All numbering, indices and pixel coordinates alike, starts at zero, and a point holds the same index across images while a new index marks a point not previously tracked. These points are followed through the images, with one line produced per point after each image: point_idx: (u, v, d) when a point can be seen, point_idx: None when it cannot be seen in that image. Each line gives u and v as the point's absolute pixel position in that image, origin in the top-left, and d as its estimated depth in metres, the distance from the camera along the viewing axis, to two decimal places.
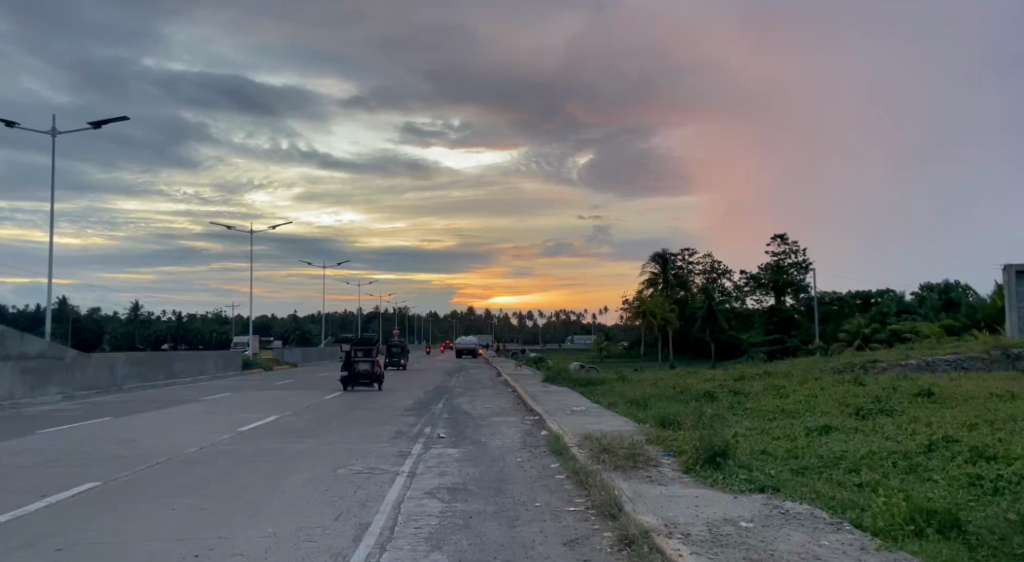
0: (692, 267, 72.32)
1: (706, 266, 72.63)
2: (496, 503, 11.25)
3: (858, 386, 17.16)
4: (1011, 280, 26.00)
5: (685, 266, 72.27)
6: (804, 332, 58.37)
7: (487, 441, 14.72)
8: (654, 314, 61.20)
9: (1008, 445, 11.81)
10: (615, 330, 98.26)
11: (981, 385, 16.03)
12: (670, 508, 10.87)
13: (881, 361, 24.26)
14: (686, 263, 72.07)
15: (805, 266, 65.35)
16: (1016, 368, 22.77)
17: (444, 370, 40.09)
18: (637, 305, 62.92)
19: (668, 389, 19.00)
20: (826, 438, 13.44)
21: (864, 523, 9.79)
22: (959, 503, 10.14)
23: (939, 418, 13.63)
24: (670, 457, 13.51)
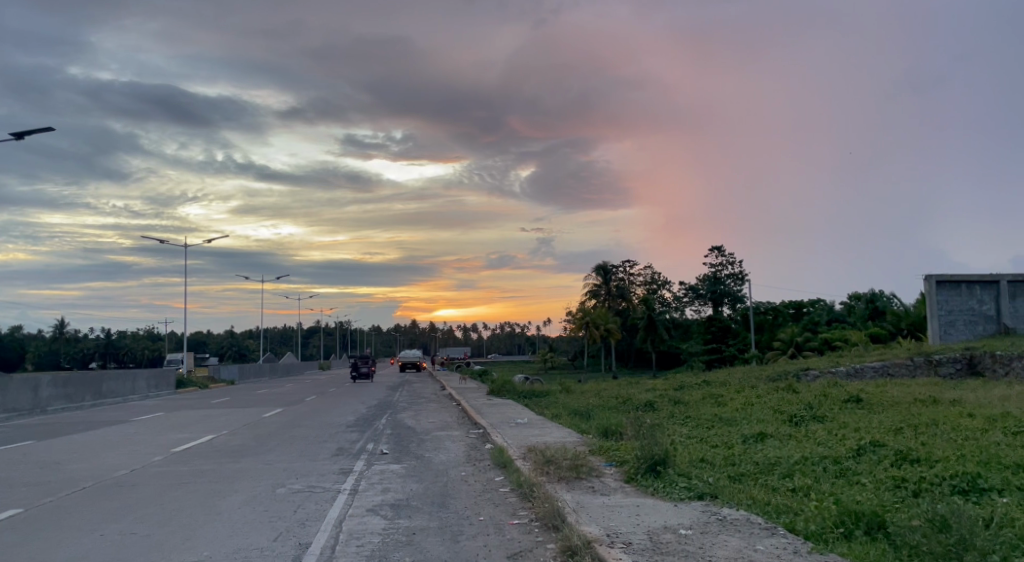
0: (633, 278, 73.61)
1: (647, 277, 74.13)
2: (440, 519, 11.19)
3: (791, 393, 17.67)
4: (931, 289, 27.24)
5: (625, 277, 73.55)
6: (742, 341, 59.70)
7: (431, 455, 14.61)
8: (596, 326, 62.06)
9: (930, 448, 12.38)
10: (558, 339, 98.83)
11: (905, 390, 16.78)
12: (613, 518, 11.04)
13: (813, 370, 25.05)
14: (626, 275, 73.35)
15: (740, 277, 67.42)
16: (937, 373, 23.76)
17: (388, 384, 40.01)
18: (580, 315, 63.46)
19: (611, 398, 19.14)
20: (761, 445, 13.84)
21: (797, 527, 10.22)
22: (885, 504, 10.65)
23: (866, 423, 14.19)
24: (612, 466, 13.70)
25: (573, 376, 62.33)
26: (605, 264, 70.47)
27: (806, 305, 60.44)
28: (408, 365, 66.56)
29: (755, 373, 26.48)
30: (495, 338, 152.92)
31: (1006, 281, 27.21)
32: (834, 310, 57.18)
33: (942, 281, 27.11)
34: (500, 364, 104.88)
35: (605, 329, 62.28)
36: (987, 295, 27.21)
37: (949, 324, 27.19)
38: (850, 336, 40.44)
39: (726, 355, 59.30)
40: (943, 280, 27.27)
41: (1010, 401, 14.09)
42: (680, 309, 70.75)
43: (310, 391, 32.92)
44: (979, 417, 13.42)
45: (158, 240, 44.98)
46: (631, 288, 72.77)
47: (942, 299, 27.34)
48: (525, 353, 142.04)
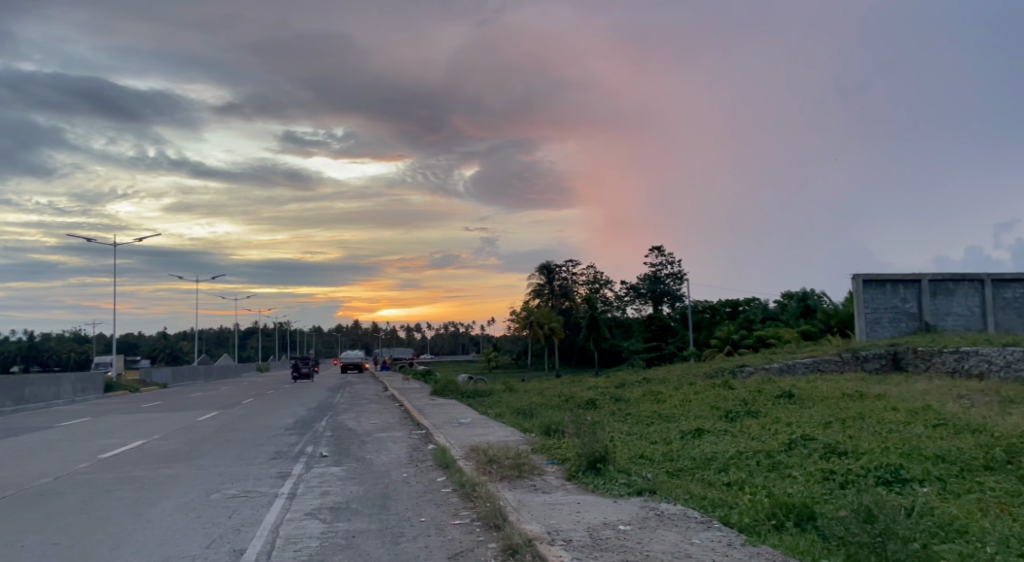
0: (576, 277, 74.51)
1: (589, 277, 75.12)
2: (380, 521, 11.09)
3: (727, 390, 18.12)
4: (858, 288, 28.37)
5: (568, 277, 74.36)
6: (680, 340, 60.60)
7: (372, 457, 14.46)
8: (540, 324, 62.44)
9: (857, 440, 12.89)
10: (503, 339, 98.96)
11: (833, 385, 17.37)
12: (554, 515, 11.14)
13: (748, 366, 25.92)
14: (570, 274, 74.14)
15: (680, 276, 68.88)
16: (864, 369, 24.67)
17: (328, 386, 39.40)
18: (524, 315, 63.72)
19: (553, 397, 19.26)
20: (699, 440, 14.17)
21: (731, 520, 10.52)
22: (814, 496, 11.05)
23: (797, 418, 14.67)
24: (554, 464, 13.81)
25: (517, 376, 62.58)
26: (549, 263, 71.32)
27: (743, 304, 62.20)
28: (349, 366, 65.56)
29: (693, 371, 27.04)
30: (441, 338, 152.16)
31: (927, 280, 28.33)
32: (770, 310, 59.11)
33: (868, 279, 28.25)
34: (445, 365, 104.29)
35: (549, 328, 62.55)
36: (909, 293, 28.33)
37: (875, 320, 28.36)
38: (783, 334, 41.76)
39: (666, 352, 60.30)
40: (869, 280, 28.41)
41: (930, 394, 14.77)
42: (622, 308, 71.81)
43: (247, 394, 32.14)
44: (902, 410, 14.02)
45: (85, 240, 43.24)
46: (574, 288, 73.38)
47: (868, 298, 28.44)
48: (470, 352, 141.92)
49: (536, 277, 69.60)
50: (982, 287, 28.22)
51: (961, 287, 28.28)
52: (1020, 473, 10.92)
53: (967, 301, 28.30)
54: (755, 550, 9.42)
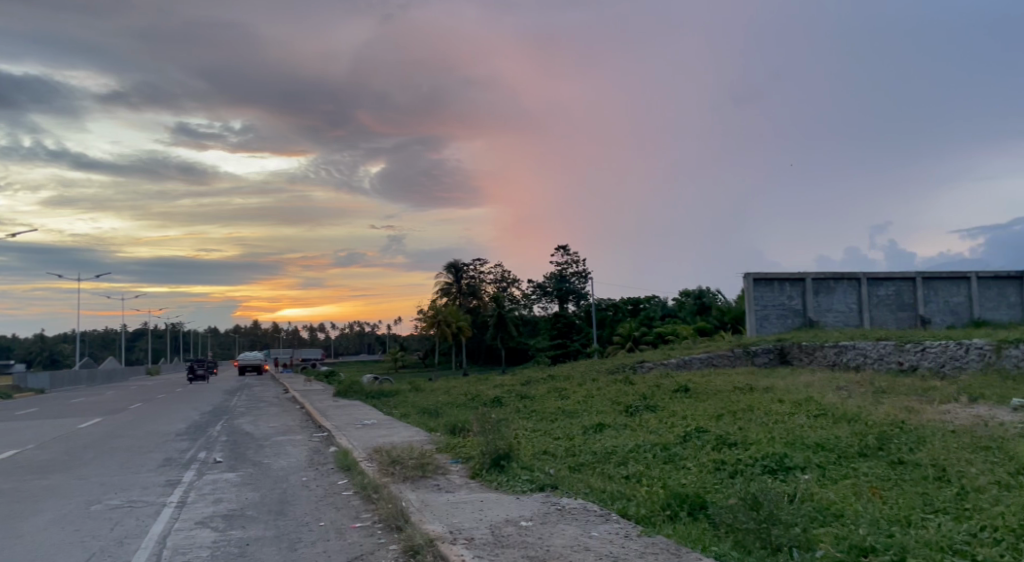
0: (485, 275, 74.88)
1: (498, 275, 75.59)
2: (277, 527, 10.77)
3: (628, 385, 18.63)
4: (749, 286, 30.00)
5: (477, 275, 74.60)
6: (585, 337, 61.99)
7: (270, 461, 14.01)
8: (449, 323, 62.29)
9: (746, 431, 13.54)
10: (411, 338, 98.12)
11: (726, 379, 18.16)
12: (456, 514, 11.13)
13: (648, 361, 27.05)
14: (478, 272, 74.32)
15: (585, 275, 70.48)
16: (754, 363, 25.95)
17: (223, 389, 37.84)
18: (431, 314, 63.29)
19: (459, 396, 19.22)
20: (600, 435, 14.50)
21: (629, 512, 10.82)
22: (706, 485, 11.53)
23: (692, 411, 15.24)
24: (458, 463, 13.79)
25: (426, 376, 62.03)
26: (458, 263, 71.41)
27: (643, 300, 64.44)
28: (249, 368, 63.20)
29: (595, 368, 27.74)
30: (349, 337, 148.84)
31: (811, 278, 29.82)
32: (667, 306, 61.05)
33: (758, 278, 29.91)
34: (346, 364, 102.13)
35: (456, 327, 62.64)
36: (795, 290, 29.94)
37: (764, 316, 30.00)
38: (681, 330, 43.35)
39: (571, 349, 60.87)
40: (759, 278, 30.02)
41: (813, 387, 15.67)
42: (530, 307, 72.33)
43: (134, 399, 30.42)
44: (787, 402, 14.83)
45: None
46: (483, 287, 73.41)
47: (758, 296, 30.12)
48: (379, 351, 139.94)
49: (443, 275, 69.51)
50: (858, 285, 29.71)
51: (840, 285, 29.78)
52: (889, 458, 11.76)
53: (845, 298, 29.77)
54: (650, 540, 9.72)
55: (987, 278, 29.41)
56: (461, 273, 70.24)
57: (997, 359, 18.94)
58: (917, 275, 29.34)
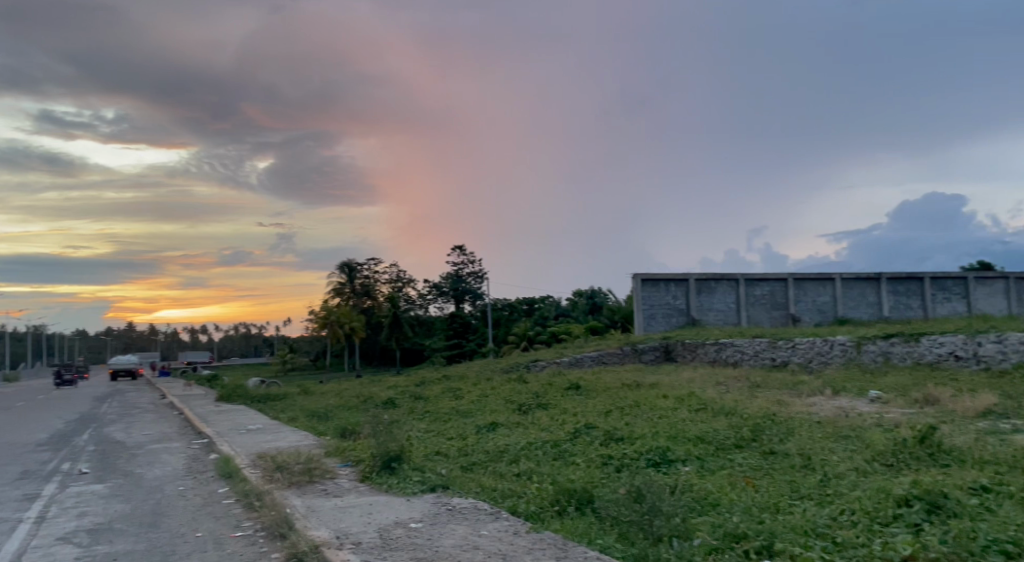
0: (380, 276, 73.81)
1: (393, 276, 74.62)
2: (148, 540, 10.14)
3: (521, 384, 18.83)
4: (637, 286, 31.12)
5: (373, 275, 73.37)
6: (480, 337, 62.15)
7: (143, 471, 13.20)
8: (341, 324, 60.96)
9: (632, 426, 13.98)
10: (303, 339, 95.29)
11: (615, 376, 18.69)
12: (344, 519, 10.86)
13: (542, 359, 27.71)
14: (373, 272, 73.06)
15: (481, 275, 70.92)
16: (641, 360, 26.86)
17: (92, 395, 35.31)
18: (322, 314, 61.64)
19: (350, 398, 18.81)
20: (492, 434, 14.56)
21: (518, 509, 10.94)
22: (593, 480, 11.80)
23: (582, 408, 15.59)
24: (347, 466, 13.48)
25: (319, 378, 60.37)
26: (353, 263, 70.12)
27: (537, 301, 65.51)
28: (121, 373, 59.31)
29: (490, 367, 27.97)
30: (234, 337, 142.09)
31: (694, 279, 31.27)
32: (560, 306, 62.04)
33: (645, 278, 31.05)
34: (234, 367, 97.91)
35: (349, 327, 61.33)
36: (679, 290, 31.35)
37: (651, 315, 31.20)
38: (573, 330, 44.22)
39: (466, 349, 60.67)
40: (647, 279, 31.20)
41: (695, 382, 16.39)
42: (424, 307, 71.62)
43: None
44: (671, 397, 15.43)
45: None
46: (376, 286, 71.90)
47: (645, 296, 31.33)
48: (270, 353, 135.06)
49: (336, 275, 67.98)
50: (736, 285, 31.34)
51: (720, 285, 31.33)
52: (762, 449, 12.46)
53: (725, 298, 31.36)
54: (538, 536, 9.84)
55: (848, 279, 31.54)
56: (355, 273, 68.86)
57: (857, 354, 20.46)
58: (788, 277, 31.28)
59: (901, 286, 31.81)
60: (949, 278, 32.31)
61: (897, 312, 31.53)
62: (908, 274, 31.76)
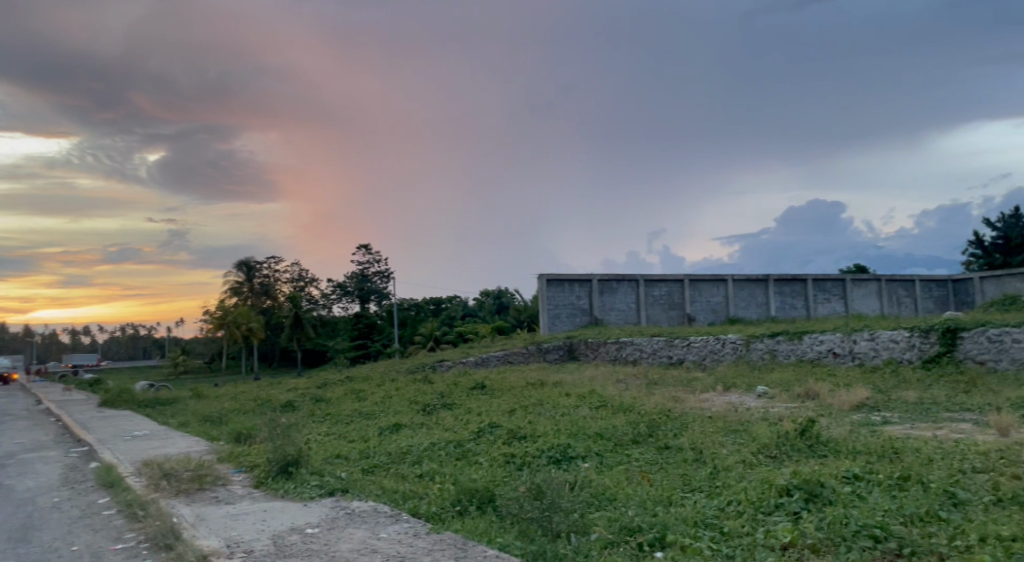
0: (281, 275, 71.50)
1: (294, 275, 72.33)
2: (15, 557, 9.42)
3: (426, 384, 18.74)
4: (543, 286, 31.54)
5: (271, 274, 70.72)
6: (386, 337, 61.38)
7: (14, 483, 12.25)
8: (236, 324, 58.30)
9: (535, 425, 14.14)
10: (198, 341, 91.18)
11: (520, 375, 18.86)
12: (236, 527, 10.45)
13: (448, 359, 27.68)
14: (272, 271, 70.32)
15: (386, 275, 70.09)
16: (546, 359, 27.26)
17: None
18: (217, 314, 58.88)
19: (247, 401, 18.16)
20: (395, 436, 14.39)
21: (419, 511, 10.85)
22: (495, 479, 11.86)
23: (486, 407, 15.65)
24: (241, 473, 12.99)
25: (215, 381, 57.89)
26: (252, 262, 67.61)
27: (444, 301, 65.41)
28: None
29: (394, 368, 27.66)
30: (121, 337, 133.96)
31: (597, 279, 31.99)
32: (468, 307, 62.05)
33: (550, 278, 31.50)
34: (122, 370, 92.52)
35: (246, 327, 58.81)
36: (583, 290, 32.01)
37: (556, 314, 31.68)
38: (480, 330, 44.37)
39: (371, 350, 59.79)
40: (552, 279, 31.68)
41: (596, 380, 16.76)
42: (329, 307, 69.99)
43: None
44: (573, 395, 15.72)
45: None
46: (279, 285, 69.70)
47: (551, 296, 31.81)
48: (162, 355, 128.49)
49: (232, 274, 65.24)
50: (637, 286, 32.30)
51: (622, 285, 32.21)
52: (658, 444, 12.87)
53: (626, 298, 32.25)
54: (438, 537, 9.79)
55: (740, 280, 33.11)
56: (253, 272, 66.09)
57: (747, 351, 21.51)
58: (685, 278, 32.53)
59: (786, 287, 33.67)
60: (829, 279, 34.41)
61: (782, 312, 33.33)
62: (793, 276, 33.62)
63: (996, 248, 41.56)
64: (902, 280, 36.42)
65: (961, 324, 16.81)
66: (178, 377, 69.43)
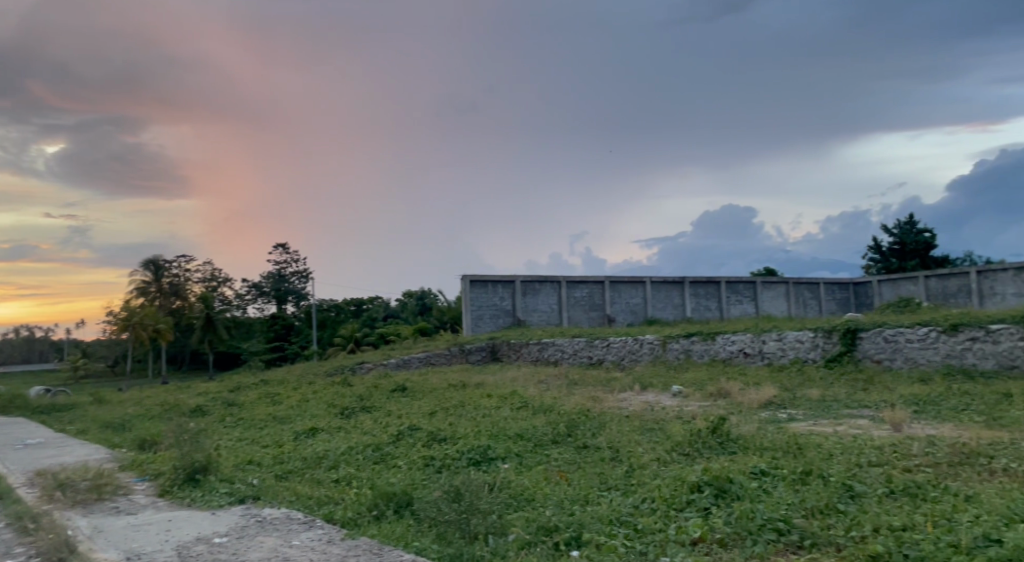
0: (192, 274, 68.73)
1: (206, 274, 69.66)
2: None
3: (345, 387, 18.36)
4: (467, 287, 31.45)
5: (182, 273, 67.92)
6: (304, 339, 59.98)
7: None
8: (145, 325, 55.78)
9: (455, 427, 14.05)
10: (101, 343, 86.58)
11: (442, 377, 18.72)
12: (137, 538, 9.92)
13: (368, 361, 27.24)
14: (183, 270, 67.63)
15: (304, 275, 68.48)
16: (469, 360, 27.21)
17: None
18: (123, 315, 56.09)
19: (153, 406, 17.32)
20: (311, 440, 14.01)
21: (334, 517, 10.58)
22: (414, 482, 11.70)
23: (406, 409, 15.45)
24: (145, 481, 12.37)
25: (120, 385, 55.10)
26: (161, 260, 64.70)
27: (365, 302, 64.45)
28: None
29: (313, 370, 27.02)
30: (17, 338, 125.86)
31: (520, 280, 32.17)
32: (389, 307, 61.32)
33: (474, 279, 31.43)
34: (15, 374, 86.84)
35: (155, 329, 56.29)
36: (505, 292, 32.12)
37: (479, 316, 31.64)
38: (402, 331, 43.92)
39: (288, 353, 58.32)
40: (475, 280, 31.66)
41: (517, 381, 16.80)
42: (244, 307, 67.77)
43: None
44: (494, 396, 15.70)
45: None
46: (191, 285, 66.88)
47: (474, 297, 31.77)
48: (63, 358, 121.35)
49: (140, 273, 62.29)
50: (559, 288, 32.67)
51: (544, 287, 32.50)
52: (576, 443, 12.99)
53: (549, 299, 32.58)
54: (353, 543, 9.56)
55: (657, 282, 33.95)
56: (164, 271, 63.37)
57: (664, 351, 22.06)
58: (606, 279, 33.12)
59: (701, 289, 34.75)
60: (741, 282, 35.71)
61: (697, 313, 34.37)
62: (707, 278, 34.72)
63: (893, 252, 44.07)
64: (808, 283, 38.13)
65: (861, 324, 17.71)
66: (78, 381, 65.70)
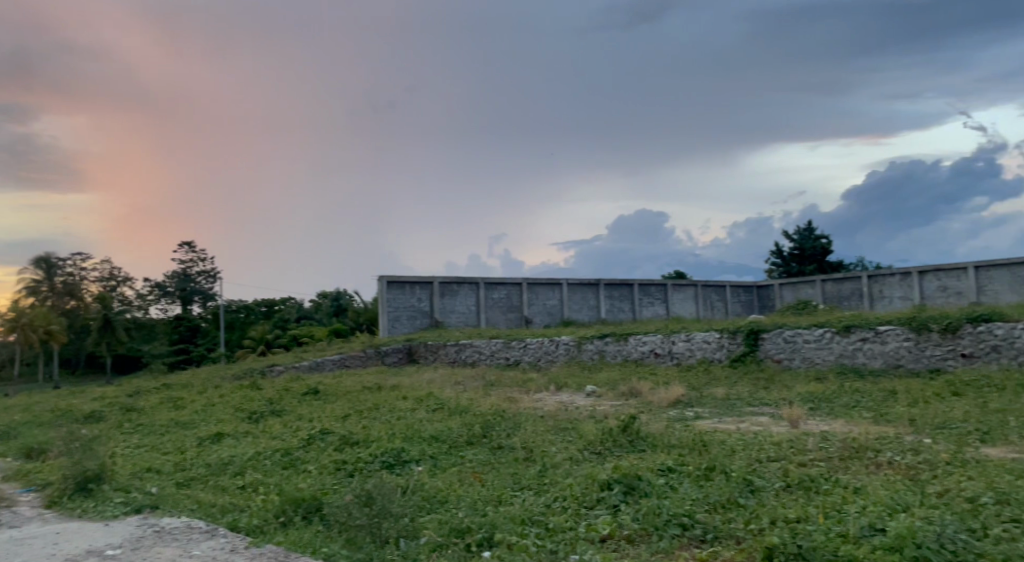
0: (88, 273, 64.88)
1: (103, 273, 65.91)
2: None
3: (254, 390, 17.76)
4: (383, 288, 31.01)
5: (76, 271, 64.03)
6: (210, 341, 57.76)
7: None
8: (35, 327, 52.30)
9: (368, 430, 13.81)
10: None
11: (356, 379, 18.38)
12: (20, 553, 9.27)
13: (279, 364, 26.45)
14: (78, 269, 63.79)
15: (211, 274, 65.92)
16: (384, 362, 26.87)
17: None
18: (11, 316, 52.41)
19: (41, 413, 16.25)
20: (216, 446, 13.47)
21: (239, 524, 10.19)
22: (324, 487, 11.42)
23: (318, 413, 15.08)
24: (31, 493, 11.58)
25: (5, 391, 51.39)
26: (53, 257, 60.78)
27: (278, 303, 62.64)
28: None
29: (220, 373, 26.03)
30: None
31: (438, 282, 32.02)
32: (302, 308, 59.84)
33: (391, 280, 31.03)
34: None
35: (46, 331, 52.83)
36: (423, 293, 31.90)
37: (396, 317, 31.29)
38: (314, 333, 42.94)
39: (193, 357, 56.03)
40: (392, 281, 31.31)
41: (432, 382, 16.70)
42: (145, 308, 64.56)
43: None
44: (409, 398, 15.54)
45: None
46: (88, 284, 63.06)
47: (390, 297, 31.39)
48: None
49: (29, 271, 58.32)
50: (477, 289, 32.72)
51: (462, 288, 32.47)
52: (491, 444, 13.00)
53: (466, 301, 32.57)
54: (257, 551, 9.24)
55: (573, 284, 34.49)
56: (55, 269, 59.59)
57: (579, 352, 22.42)
58: (523, 281, 33.39)
59: (615, 291, 35.52)
60: (653, 284, 36.71)
61: (611, 315, 35.10)
62: (621, 281, 35.53)
63: (793, 257, 46.31)
64: (716, 286, 39.59)
65: (763, 326, 18.52)
66: None
